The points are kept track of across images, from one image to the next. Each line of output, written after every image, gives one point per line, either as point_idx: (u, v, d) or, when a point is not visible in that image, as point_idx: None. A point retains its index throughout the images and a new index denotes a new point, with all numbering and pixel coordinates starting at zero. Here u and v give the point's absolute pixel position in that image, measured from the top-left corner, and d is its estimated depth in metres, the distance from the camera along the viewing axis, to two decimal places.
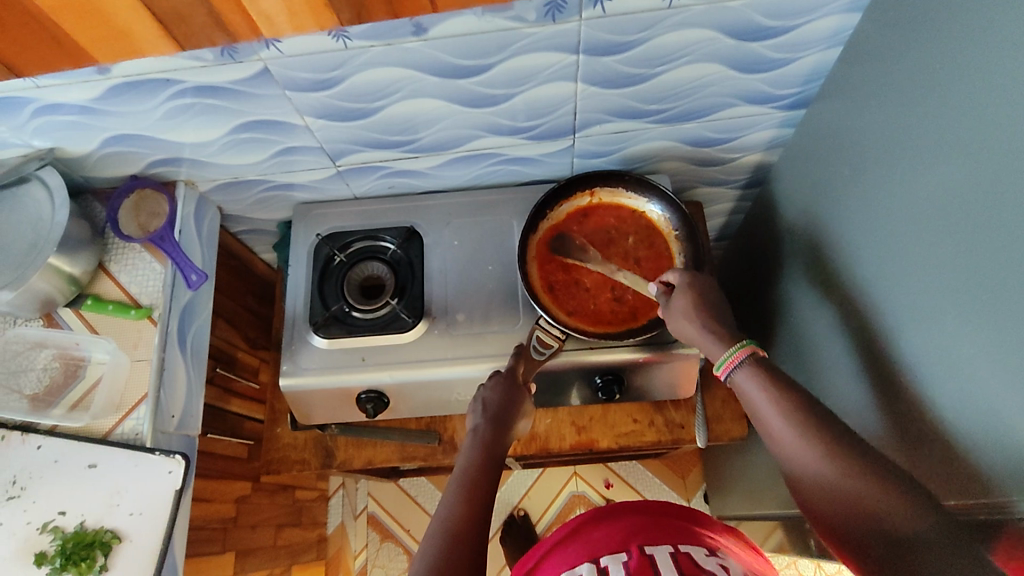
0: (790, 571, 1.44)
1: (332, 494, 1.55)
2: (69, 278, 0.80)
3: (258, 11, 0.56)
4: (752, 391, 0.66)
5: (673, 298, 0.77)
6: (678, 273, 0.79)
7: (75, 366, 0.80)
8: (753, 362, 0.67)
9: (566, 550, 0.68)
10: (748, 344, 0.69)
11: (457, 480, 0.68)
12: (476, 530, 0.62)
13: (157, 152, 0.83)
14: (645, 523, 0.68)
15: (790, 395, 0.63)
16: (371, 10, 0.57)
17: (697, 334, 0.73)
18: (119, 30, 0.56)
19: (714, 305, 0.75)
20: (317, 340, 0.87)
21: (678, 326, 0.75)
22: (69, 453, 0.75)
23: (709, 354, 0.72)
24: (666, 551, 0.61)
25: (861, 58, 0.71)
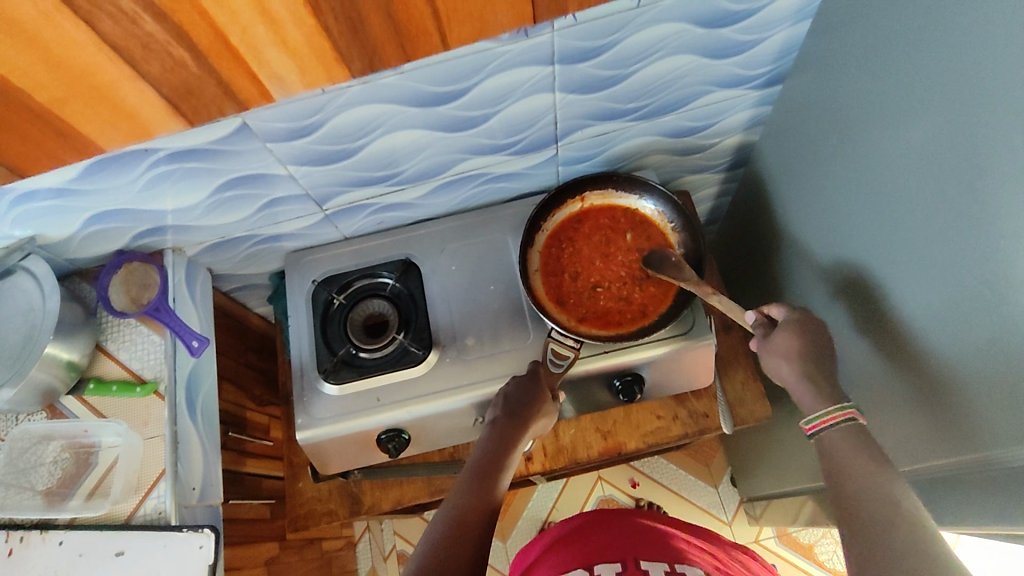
0: (825, 542, 1.44)
1: (358, 539, 1.50)
2: (68, 364, 0.78)
3: (268, 73, 0.56)
4: (829, 436, 0.66)
5: (776, 332, 0.75)
6: (784, 309, 0.78)
7: (86, 455, 0.78)
8: (848, 427, 0.66)
9: (563, 556, 0.76)
10: (851, 408, 0.66)
11: (472, 477, 0.72)
12: (480, 529, 0.66)
13: (141, 224, 0.81)
14: (640, 535, 0.75)
15: (864, 440, 0.64)
16: (382, 57, 0.57)
17: (793, 378, 0.72)
18: (126, 113, 0.55)
19: (816, 347, 0.73)
20: (328, 387, 0.85)
21: (775, 365, 0.74)
22: (94, 544, 0.73)
23: (804, 404, 0.71)
24: (662, 568, 0.68)
25: (829, 29, 0.72)
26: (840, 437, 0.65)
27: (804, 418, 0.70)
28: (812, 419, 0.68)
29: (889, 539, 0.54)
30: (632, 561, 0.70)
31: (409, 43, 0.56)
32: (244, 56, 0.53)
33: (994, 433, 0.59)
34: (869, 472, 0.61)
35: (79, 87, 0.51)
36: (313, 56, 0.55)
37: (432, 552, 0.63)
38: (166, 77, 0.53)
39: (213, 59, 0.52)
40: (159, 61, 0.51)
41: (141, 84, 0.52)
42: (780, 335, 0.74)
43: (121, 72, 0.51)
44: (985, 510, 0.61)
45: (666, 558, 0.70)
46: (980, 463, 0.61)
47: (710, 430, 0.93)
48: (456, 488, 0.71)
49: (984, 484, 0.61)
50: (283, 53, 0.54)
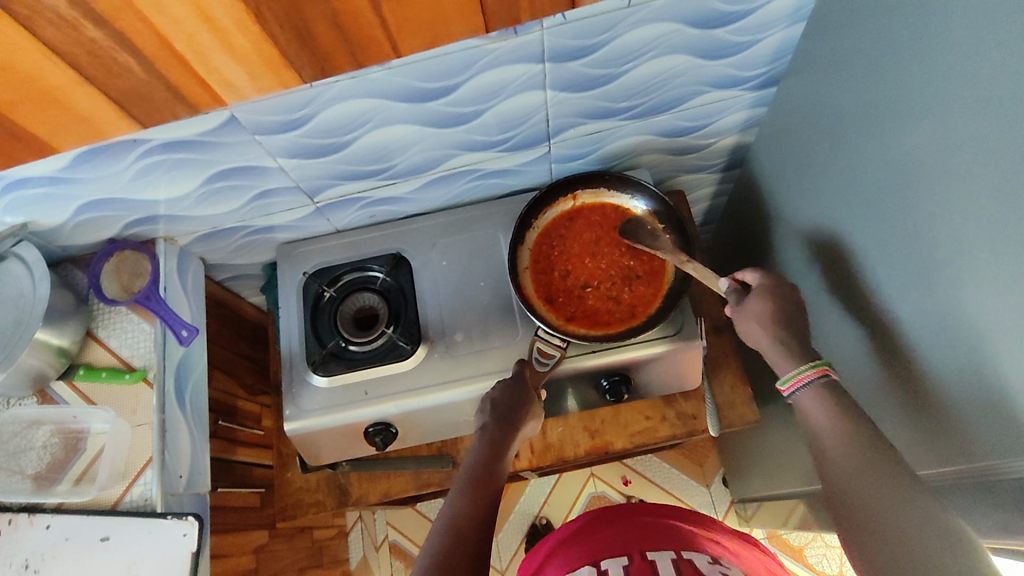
0: (815, 546, 1.44)
1: (350, 529, 1.51)
2: (58, 349, 0.78)
3: (218, 79, 0.58)
4: (811, 410, 0.66)
5: (748, 298, 0.76)
6: (756, 274, 0.78)
7: (75, 440, 0.79)
8: (823, 385, 0.66)
9: (567, 553, 0.73)
10: (822, 365, 0.68)
11: (466, 481, 0.71)
12: (479, 533, 0.65)
13: (133, 213, 0.82)
14: (645, 526, 0.73)
15: (842, 403, 0.64)
16: (334, 64, 0.59)
17: (767, 343, 0.73)
18: (79, 117, 0.57)
19: (789, 316, 0.74)
20: (316, 379, 0.86)
21: (749, 330, 0.75)
22: (80, 529, 0.73)
23: (778, 366, 0.72)
24: (669, 557, 0.66)
25: (825, 32, 0.71)
26: (823, 412, 0.64)
27: (779, 380, 0.70)
28: (787, 378, 0.69)
29: (888, 520, 0.54)
30: (637, 553, 0.68)
31: (359, 50, 0.58)
32: (190, 61, 0.54)
33: (985, 442, 0.58)
34: (859, 447, 0.60)
35: (29, 92, 0.53)
36: (259, 61, 0.56)
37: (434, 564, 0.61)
38: (115, 83, 0.54)
39: (159, 66, 0.54)
40: (108, 68, 0.52)
41: (89, 89, 0.54)
42: (753, 299, 0.75)
43: (68, 77, 0.52)
44: (976, 520, 0.61)
45: (673, 547, 0.68)
46: (972, 471, 0.61)
47: (698, 432, 0.93)
48: (448, 498, 0.70)
49: (973, 492, 0.61)
50: (233, 60, 0.56)
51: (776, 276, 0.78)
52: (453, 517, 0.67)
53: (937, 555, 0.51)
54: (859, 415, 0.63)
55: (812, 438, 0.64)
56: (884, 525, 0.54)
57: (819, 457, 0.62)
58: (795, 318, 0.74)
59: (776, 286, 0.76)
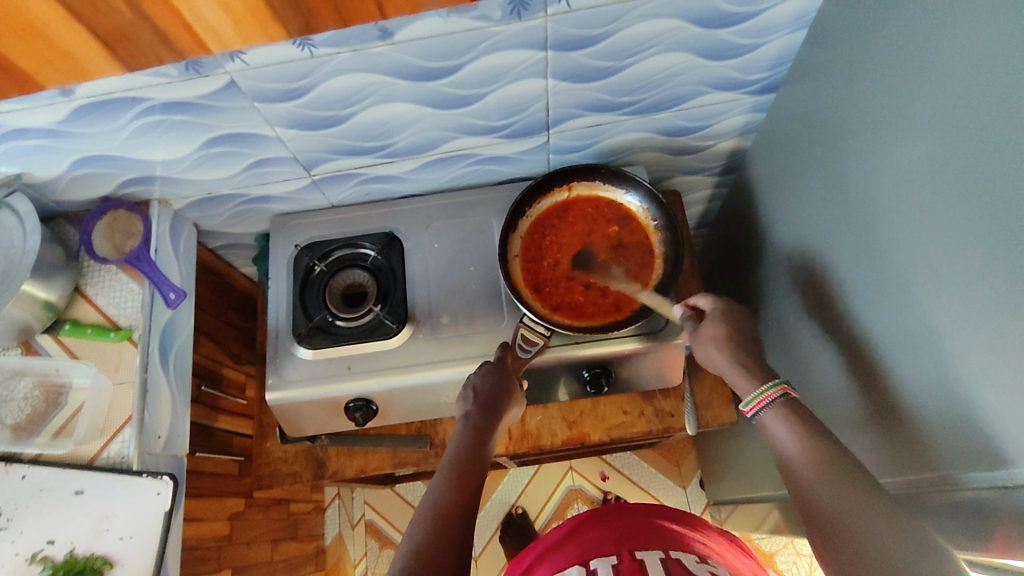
0: (788, 554, 1.45)
1: (328, 505, 1.52)
2: (45, 304, 0.79)
3: (202, 25, 0.56)
4: (778, 429, 0.67)
5: (703, 325, 0.77)
6: (710, 299, 0.80)
7: (56, 394, 0.79)
8: (785, 404, 0.68)
9: (558, 552, 0.75)
10: (782, 383, 0.69)
11: (447, 466, 0.72)
12: (462, 519, 0.66)
13: (128, 172, 0.82)
14: (636, 527, 0.74)
15: (805, 424, 0.65)
16: (318, 19, 0.57)
17: (728, 365, 0.74)
18: (62, 52, 0.57)
19: (742, 336, 0.76)
20: (301, 351, 0.86)
21: (707, 354, 0.77)
22: (55, 481, 0.74)
23: (739, 388, 0.73)
24: (657, 556, 0.67)
25: (825, 41, 0.71)
26: (788, 428, 0.66)
27: (743, 402, 0.72)
28: (749, 400, 0.70)
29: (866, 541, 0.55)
30: (625, 551, 0.69)
31: (343, 7, 0.56)
32: (176, 7, 0.53)
33: (952, 456, 0.59)
34: (829, 470, 0.60)
35: (12, 25, 0.52)
36: (246, 12, 0.55)
37: (421, 551, 0.62)
38: (99, 19, 0.54)
39: (147, 6, 0.53)
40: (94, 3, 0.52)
41: (76, 24, 0.54)
42: (708, 325, 0.77)
43: (54, 12, 0.52)
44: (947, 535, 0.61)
45: (662, 546, 0.69)
46: (938, 484, 0.62)
47: (675, 430, 0.93)
48: (431, 485, 0.70)
49: (942, 504, 0.61)
50: (214, 5, 0.54)
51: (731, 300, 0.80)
52: (439, 503, 0.68)
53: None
54: (823, 434, 0.64)
55: (779, 455, 0.66)
56: (863, 545, 0.55)
57: (788, 477, 0.64)
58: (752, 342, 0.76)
59: (732, 311, 0.78)
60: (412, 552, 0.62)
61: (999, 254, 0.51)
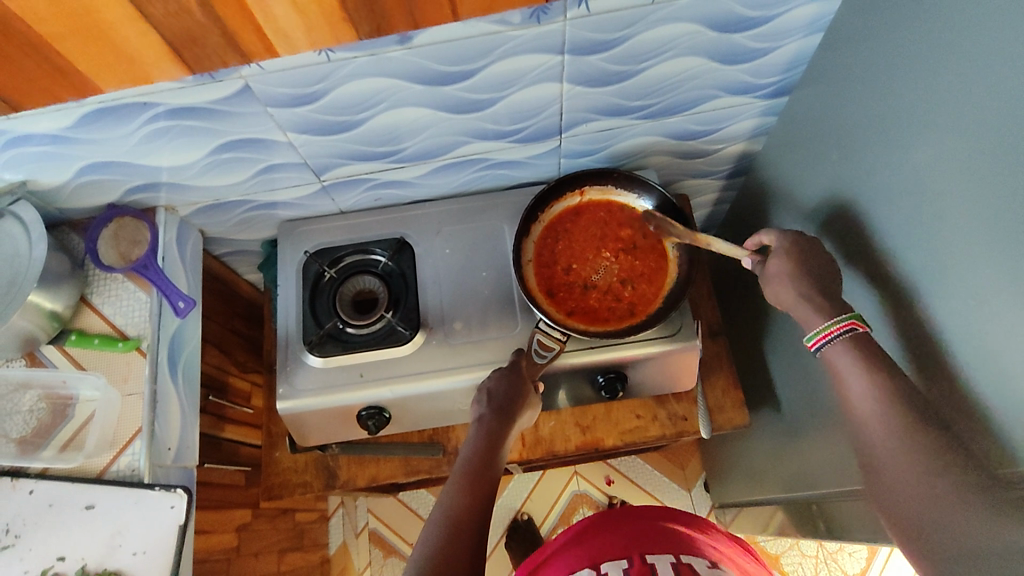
0: (793, 555, 1.45)
1: (331, 514, 1.50)
2: (51, 314, 0.77)
3: (275, 28, 0.56)
4: (844, 367, 0.64)
5: (770, 263, 0.75)
6: (778, 234, 0.76)
7: (63, 406, 0.77)
8: (850, 339, 0.65)
9: (568, 553, 0.73)
10: (849, 318, 0.66)
11: (460, 473, 0.71)
12: (474, 524, 0.66)
13: (136, 178, 0.81)
14: (649, 533, 0.72)
15: (873, 367, 0.62)
16: (391, 23, 0.58)
17: (793, 300, 0.72)
18: (126, 56, 0.55)
19: (812, 267, 0.72)
20: (312, 359, 0.85)
21: (774, 290, 0.74)
22: (64, 496, 0.72)
23: (805, 321, 0.70)
24: (668, 561, 0.66)
25: (841, 45, 0.72)
26: (855, 370, 0.63)
27: (806, 336, 0.69)
28: (813, 334, 0.68)
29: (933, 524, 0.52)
30: (636, 555, 0.68)
31: (416, 10, 0.57)
32: (250, 9, 0.53)
33: (980, 456, 0.59)
34: (900, 422, 0.58)
35: (78, 24, 0.51)
36: (321, 16, 0.55)
37: (431, 557, 0.62)
38: (169, 23, 0.53)
39: (220, 9, 0.52)
40: (166, 6, 0.51)
41: (146, 28, 0.53)
42: (776, 260, 0.74)
43: (126, 14, 0.51)
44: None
45: (673, 551, 0.68)
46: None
47: (688, 433, 0.93)
48: (445, 489, 0.70)
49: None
50: (288, 8, 0.54)
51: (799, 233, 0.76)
52: (451, 508, 0.67)
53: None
54: (894, 375, 0.61)
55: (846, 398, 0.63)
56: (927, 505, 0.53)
57: (856, 420, 0.62)
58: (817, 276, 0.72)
59: (799, 241, 0.74)
60: (422, 558, 0.62)
61: None
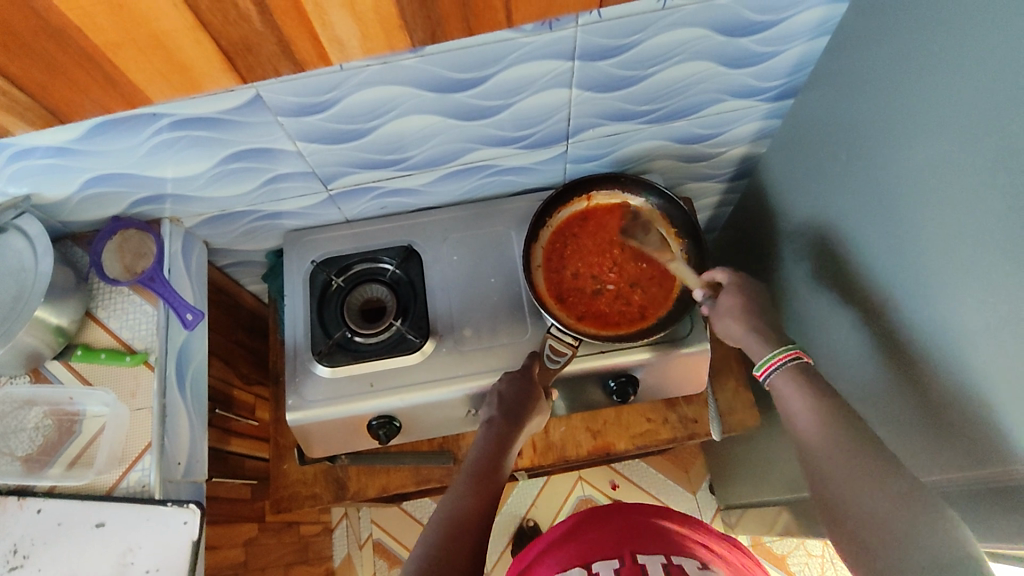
0: (799, 554, 1.46)
1: (335, 525, 1.49)
2: (56, 329, 0.76)
3: (330, 36, 0.53)
4: (790, 397, 0.68)
5: (721, 296, 0.80)
6: (727, 271, 0.82)
7: (70, 423, 0.76)
8: (795, 367, 0.70)
9: (556, 550, 0.69)
10: (793, 348, 0.71)
11: (468, 475, 0.70)
12: (480, 525, 0.65)
13: (141, 190, 0.80)
14: (642, 530, 0.68)
15: (820, 398, 0.66)
16: (445, 29, 0.55)
17: (742, 333, 0.76)
18: (178, 65, 0.53)
19: (759, 304, 0.78)
20: (321, 369, 0.84)
21: (724, 325, 0.79)
22: (75, 513, 0.71)
23: (752, 353, 0.75)
24: (659, 562, 0.62)
25: (847, 48, 0.73)
26: (801, 401, 0.67)
27: (755, 366, 0.74)
28: (762, 364, 0.72)
29: (874, 522, 0.55)
30: (627, 554, 0.63)
31: (472, 15, 0.54)
32: (309, 18, 0.50)
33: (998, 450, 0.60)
34: (845, 446, 0.61)
35: (134, 34, 0.49)
36: (376, 24, 0.52)
37: (437, 554, 0.61)
38: (226, 29, 0.50)
39: (279, 17, 0.50)
40: (224, 14, 0.49)
41: (201, 34, 0.50)
42: (728, 295, 0.79)
43: (181, 21, 0.48)
44: (1007, 532, 0.61)
45: (663, 550, 0.64)
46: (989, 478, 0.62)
47: (699, 435, 0.93)
48: (452, 489, 0.69)
49: (999, 501, 0.62)
50: (345, 16, 0.51)
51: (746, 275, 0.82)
52: (458, 508, 0.67)
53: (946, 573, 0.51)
54: (839, 407, 0.64)
55: (794, 426, 0.67)
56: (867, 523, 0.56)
57: (804, 448, 0.65)
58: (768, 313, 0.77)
59: (747, 282, 0.80)
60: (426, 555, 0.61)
61: None
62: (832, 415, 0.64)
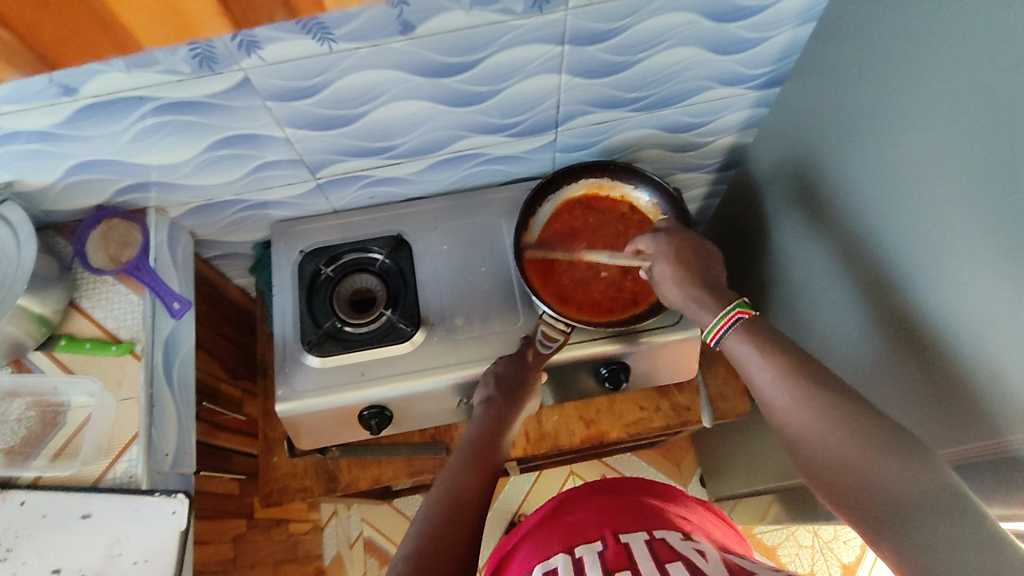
0: (789, 546, 1.47)
1: (324, 524, 1.46)
2: (39, 319, 0.74)
3: None
4: (751, 362, 0.64)
5: (657, 266, 0.76)
6: (655, 240, 0.79)
7: (54, 413, 0.75)
8: (741, 324, 0.66)
9: (539, 539, 0.66)
10: (738, 305, 0.67)
11: (469, 451, 0.69)
12: (481, 504, 0.64)
13: (126, 177, 0.79)
14: (620, 508, 0.66)
15: (784, 354, 0.62)
16: None
17: (682, 301, 0.73)
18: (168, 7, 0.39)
19: (696, 266, 0.74)
20: (310, 359, 0.84)
21: (665, 292, 0.76)
22: (59, 505, 0.69)
23: (697, 319, 0.71)
24: (643, 539, 0.59)
25: (832, 33, 0.74)
26: (764, 362, 0.62)
27: (703, 333, 0.69)
28: (711, 330, 0.68)
29: (863, 476, 0.52)
30: (609, 535, 0.60)
31: None
32: None
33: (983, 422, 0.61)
34: (827, 406, 0.56)
35: None
36: None
37: (434, 531, 0.59)
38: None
39: None
40: None
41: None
42: (663, 265, 0.76)
43: None
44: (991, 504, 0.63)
45: (645, 527, 0.61)
46: (975, 454, 0.63)
47: (691, 423, 0.94)
48: (453, 466, 0.68)
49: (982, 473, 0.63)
50: None
51: (677, 232, 0.79)
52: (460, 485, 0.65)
53: (949, 519, 0.47)
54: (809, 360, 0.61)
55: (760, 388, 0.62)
56: (873, 490, 0.51)
57: (777, 412, 0.61)
58: (705, 262, 0.75)
59: (686, 247, 0.76)
60: (427, 531, 0.59)
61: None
62: (804, 372, 0.60)
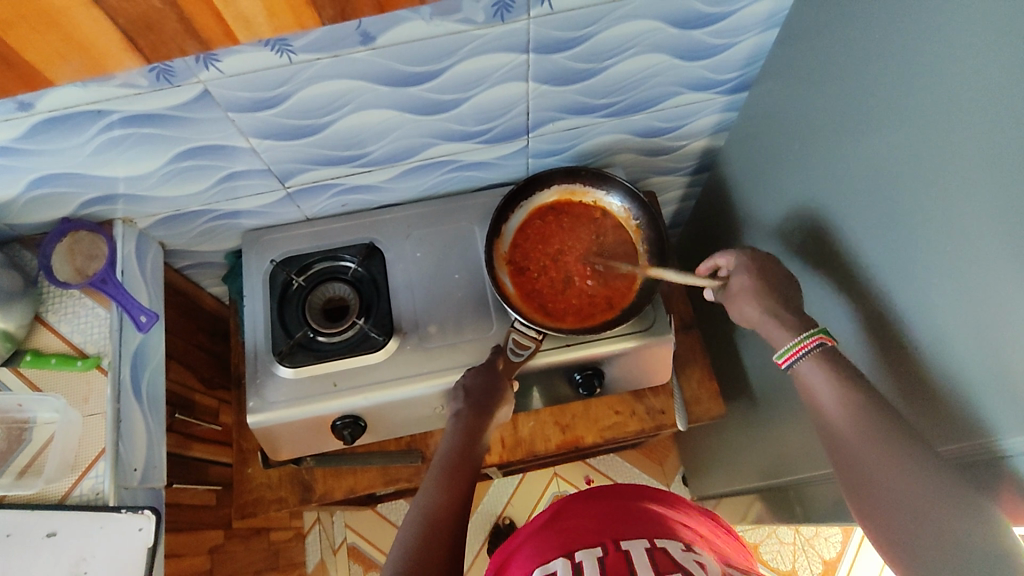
0: (771, 543, 1.48)
1: (308, 531, 1.43)
2: (3, 334, 0.73)
3: (233, 14, 0.51)
4: (813, 376, 0.64)
5: (735, 279, 0.76)
6: (734, 255, 0.78)
7: (19, 430, 0.73)
8: (818, 349, 0.65)
9: (538, 542, 0.66)
10: (818, 331, 0.66)
11: (440, 472, 0.69)
12: (454, 524, 0.63)
13: (90, 190, 0.78)
14: (615, 511, 0.66)
15: (844, 376, 0.62)
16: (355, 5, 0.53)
17: (758, 316, 0.72)
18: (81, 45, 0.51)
19: (774, 283, 0.73)
20: (282, 370, 0.83)
21: (739, 308, 0.75)
22: (24, 523, 0.69)
23: (772, 338, 0.70)
24: (644, 547, 0.59)
25: (798, 39, 0.74)
26: (827, 383, 0.62)
27: (777, 354, 0.69)
28: (783, 352, 0.67)
29: (904, 511, 0.53)
30: (610, 542, 0.60)
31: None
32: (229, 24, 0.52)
33: (945, 428, 0.61)
34: (880, 436, 0.57)
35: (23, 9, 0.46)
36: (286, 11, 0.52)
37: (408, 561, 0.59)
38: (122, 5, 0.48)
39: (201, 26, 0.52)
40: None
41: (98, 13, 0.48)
42: (742, 277, 0.75)
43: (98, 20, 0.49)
44: None
45: (646, 535, 0.61)
46: None
47: (666, 427, 0.94)
48: (423, 491, 0.67)
49: None
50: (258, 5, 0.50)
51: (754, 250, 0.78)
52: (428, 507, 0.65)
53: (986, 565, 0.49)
54: (862, 381, 0.61)
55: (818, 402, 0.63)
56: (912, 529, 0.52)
57: (828, 428, 0.62)
58: (786, 284, 0.74)
59: (766, 261, 0.76)
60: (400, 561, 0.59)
61: (982, 234, 0.54)
62: (866, 397, 0.60)
